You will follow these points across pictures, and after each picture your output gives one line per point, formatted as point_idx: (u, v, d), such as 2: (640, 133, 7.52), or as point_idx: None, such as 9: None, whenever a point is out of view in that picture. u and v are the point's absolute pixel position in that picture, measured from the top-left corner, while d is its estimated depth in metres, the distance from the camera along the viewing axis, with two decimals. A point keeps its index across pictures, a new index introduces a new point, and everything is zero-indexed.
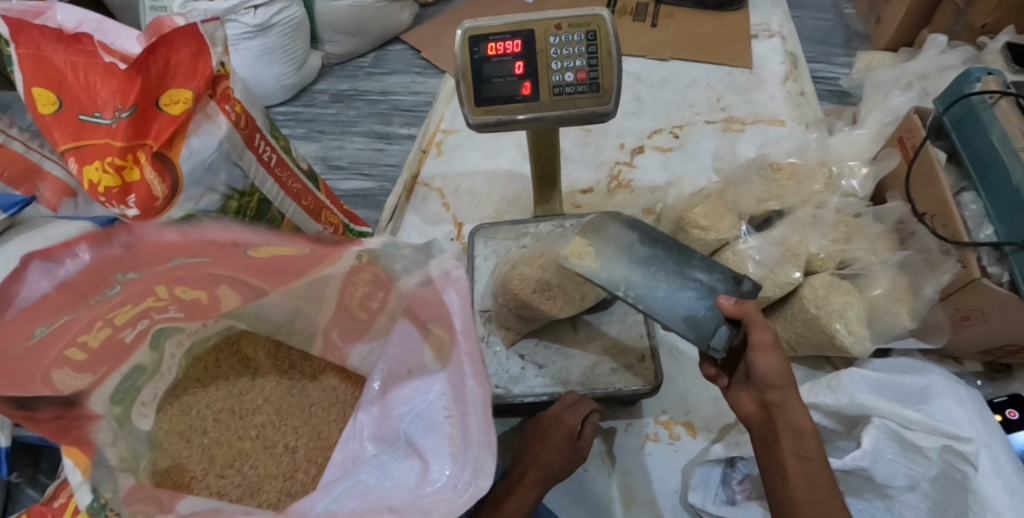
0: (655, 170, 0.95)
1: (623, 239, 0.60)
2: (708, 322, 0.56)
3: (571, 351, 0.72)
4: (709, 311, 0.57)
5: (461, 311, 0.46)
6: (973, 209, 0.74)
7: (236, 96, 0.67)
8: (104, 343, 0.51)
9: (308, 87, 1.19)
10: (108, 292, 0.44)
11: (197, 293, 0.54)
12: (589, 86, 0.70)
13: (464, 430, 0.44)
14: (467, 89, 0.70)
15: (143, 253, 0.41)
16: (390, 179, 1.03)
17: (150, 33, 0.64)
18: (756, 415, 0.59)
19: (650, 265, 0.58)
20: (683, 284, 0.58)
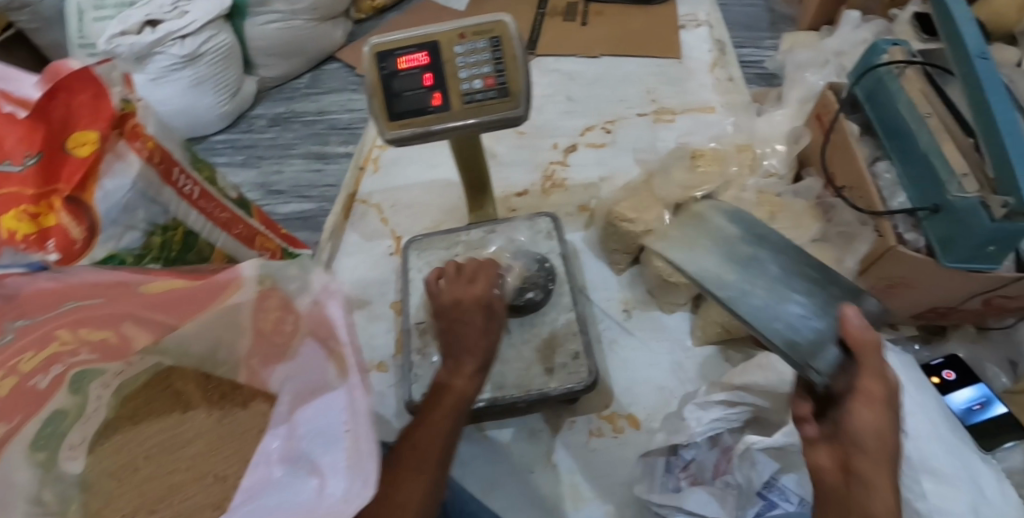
0: (589, 167, 0.96)
1: (724, 232, 0.56)
2: (809, 342, 0.50)
3: (505, 354, 0.73)
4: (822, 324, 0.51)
5: (344, 325, 0.49)
6: (887, 179, 0.76)
7: (150, 132, 0.61)
8: (12, 391, 0.46)
9: (245, 113, 1.19)
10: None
11: (104, 332, 0.52)
12: (497, 92, 0.70)
13: (358, 444, 0.44)
14: (378, 105, 0.71)
15: (29, 300, 0.46)
16: (328, 199, 1.02)
17: (45, 77, 0.55)
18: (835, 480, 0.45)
19: (751, 266, 0.54)
20: (787, 297, 0.53)
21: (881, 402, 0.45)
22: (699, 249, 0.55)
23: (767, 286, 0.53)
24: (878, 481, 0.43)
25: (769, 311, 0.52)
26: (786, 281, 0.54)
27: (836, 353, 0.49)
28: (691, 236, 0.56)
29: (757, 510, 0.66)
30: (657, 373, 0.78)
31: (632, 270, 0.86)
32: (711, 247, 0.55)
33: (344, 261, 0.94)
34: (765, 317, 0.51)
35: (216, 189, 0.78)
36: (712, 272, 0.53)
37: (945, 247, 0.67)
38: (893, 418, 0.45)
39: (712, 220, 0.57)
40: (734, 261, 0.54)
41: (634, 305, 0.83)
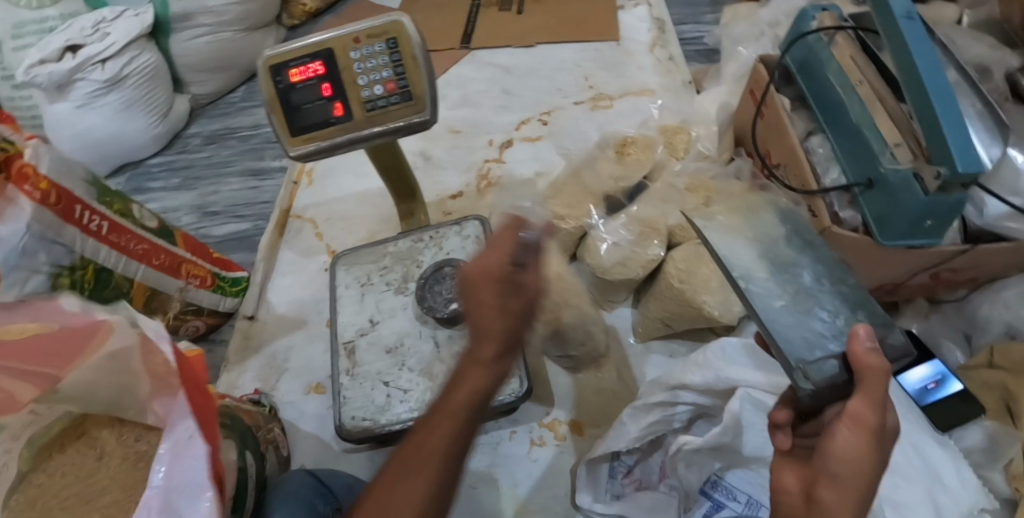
0: (525, 163, 0.92)
1: (771, 229, 0.55)
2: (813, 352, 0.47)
3: (434, 370, 0.69)
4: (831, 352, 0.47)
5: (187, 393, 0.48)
6: (820, 153, 0.72)
7: (42, 171, 0.63)
8: None
9: (181, 133, 1.15)
10: None
11: None
12: (401, 96, 0.67)
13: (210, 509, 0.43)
14: (278, 121, 0.67)
15: None
16: (264, 216, 1.00)
17: None
18: (795, 502, 0.43)
19: (783, 270, 0.52)
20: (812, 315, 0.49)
21: (872, 434, 0.41)
22: (737, 236, 0.55)
23: (795, 294, 0.50)
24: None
25: (798, 329, 0.48)
26: (812, 303, 0.50)
27: (836, 366, 0.46)
28: (736, 226, 0.55)
29: (703, 512, 0.62)
30: (599, 374, 0.76)
31: (572, 267, 0.82)
32: (753, 242, 0.54)
33: (279, 280, 0.91)
34: (793, 332, 0.48)
35: (131, 221, 0.74)
36: (742, 262, 0.52)
37: (881, 224, 0.64)
38: (879, 461, 0.41)
39: (763, 215, 0.57)
40: (775, 262, 0.53)
41: None
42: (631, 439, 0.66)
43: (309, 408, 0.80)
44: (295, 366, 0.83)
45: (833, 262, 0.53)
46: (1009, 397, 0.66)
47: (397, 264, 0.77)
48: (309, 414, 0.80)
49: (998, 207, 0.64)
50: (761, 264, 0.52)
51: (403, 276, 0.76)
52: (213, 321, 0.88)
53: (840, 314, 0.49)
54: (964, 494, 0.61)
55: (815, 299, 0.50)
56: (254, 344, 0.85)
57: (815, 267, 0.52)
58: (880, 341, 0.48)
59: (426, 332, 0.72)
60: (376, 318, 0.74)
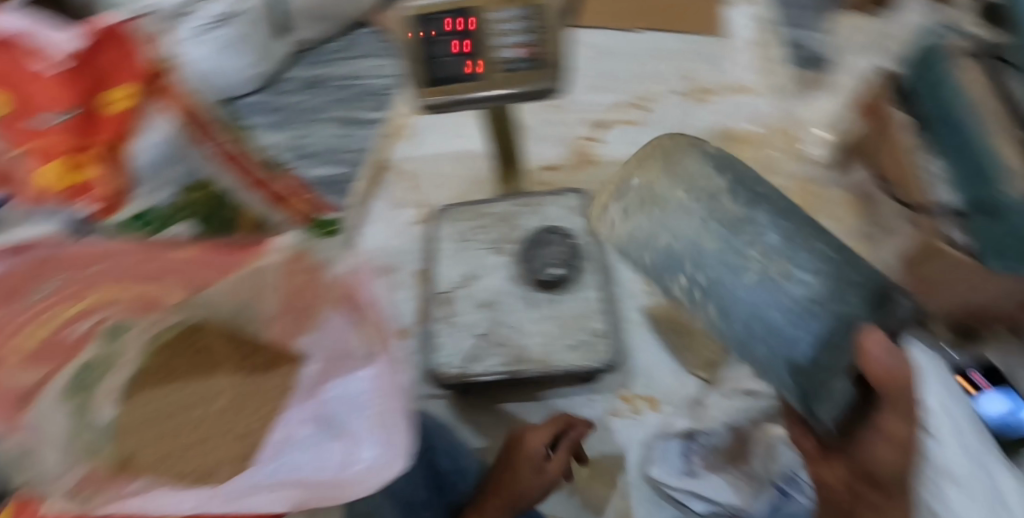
0: (619, 145, 0.95)
1: (701, 175, 0.63)
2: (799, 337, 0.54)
3: (528, 328, 0.73)
4: (817, 330, 0.54)
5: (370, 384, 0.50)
6: (935, 173, 0.71)
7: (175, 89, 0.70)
8: (47, 344, 0.46)
9: (276, 75, 1.16)
10: (39, 292, 0.48)
11: None
12: (532, 63, 0.68)
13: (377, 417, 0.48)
14: (418, 70, 0.71)
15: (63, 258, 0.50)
16: (358, 165, 1.02)
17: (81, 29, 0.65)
18: (843, 491, 0.57)
19: (734, 233, 0.59)
20: (784, 278, 0.57)
21: (905, 442, 0.53)
22: (653, 210, 0.63)
23: (764, 255, 0.58)
24: (887, 506, 0.54)
25: (766, 291, 0.57)
26: (795, 253, 0.58)
27: (851, 387, 0.55)
28: (665, 198, 0.63)
29: (772, 500, 0.67)
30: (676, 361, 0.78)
31: None
32: (696, 209, 0.61)
33: (370, 227, 0.94)
34: (761, 302, 0.57)
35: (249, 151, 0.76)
36: (686, 236, 0.61)
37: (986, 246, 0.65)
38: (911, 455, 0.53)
39: (687, 160, 0.65)
40: (728, 224, 0.60)
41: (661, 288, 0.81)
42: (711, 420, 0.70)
43: None
44: None
45: (791, 227, 0.60)
46: None
47: (496, 226, 0.80)
48: None
49: None
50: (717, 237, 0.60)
51: (502, 237, 0.79)
52: None
53: (820, 274, 0.56)
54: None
55: (790, 258, 0.57)
56: None
57: (775, 230, 0.59)
58: (856, 317, 0.55)
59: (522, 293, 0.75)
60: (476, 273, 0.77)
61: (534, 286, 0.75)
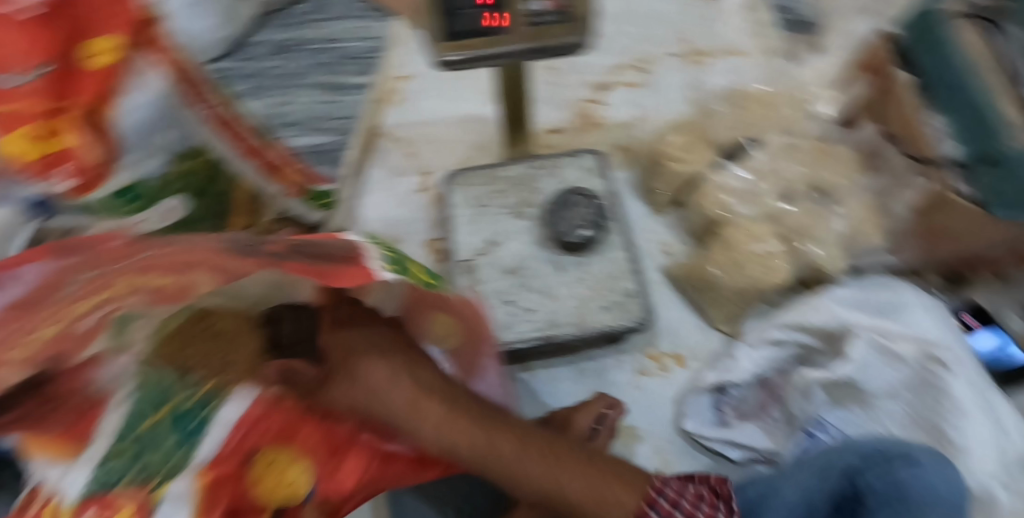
0: (624, 107, 0.93)
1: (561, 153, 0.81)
2: (575, 227, 0.72)
3: (557, 291, 0.71)
4: (570, 228, 0.72)
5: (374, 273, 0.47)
6: (938, 129, 0.75)
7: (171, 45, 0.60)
8: None
9: (243, 39, 1.07)
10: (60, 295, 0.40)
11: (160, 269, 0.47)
12: (560, 16, 0.66)
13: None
14: (434, 23, 0.66)
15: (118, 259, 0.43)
16: (345, 131, 0.94)
17: None
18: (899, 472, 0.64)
19: (541, 170, 0.79)
20: (559, 203, 0.74)
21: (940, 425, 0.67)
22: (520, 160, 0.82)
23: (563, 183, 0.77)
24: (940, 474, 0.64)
25: (558, 213, 0.73)
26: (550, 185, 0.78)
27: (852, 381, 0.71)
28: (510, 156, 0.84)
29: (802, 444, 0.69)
30: (697, 318, 0.78)
31: (674, 213, 0.83)
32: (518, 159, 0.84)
33: (370, 198, 0.89)
34: (550, 221, 0.73)
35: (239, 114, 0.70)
36: (524, 178, 0.79)
37: (994, 195, 0.71)
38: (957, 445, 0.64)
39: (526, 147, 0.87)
40: (541, 166, 0.79)
41: (677, 248, 0.82)
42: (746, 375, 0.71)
43: None
44: None
45: (596, 162, 0.79)
46: None
47: (513, 190, 0.78)
48: None
49: None
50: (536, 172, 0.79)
51: (520, 201, 0.77)
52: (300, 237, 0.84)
53: (573, 193, 0.74)
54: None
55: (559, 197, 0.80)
56: None
57: (575, 166, 0.79)
58: (574, 230, 0.72)
59: (547, 258, 0.73)
60: (495, 239, 0.75)
61: (559, 249, 0.73)
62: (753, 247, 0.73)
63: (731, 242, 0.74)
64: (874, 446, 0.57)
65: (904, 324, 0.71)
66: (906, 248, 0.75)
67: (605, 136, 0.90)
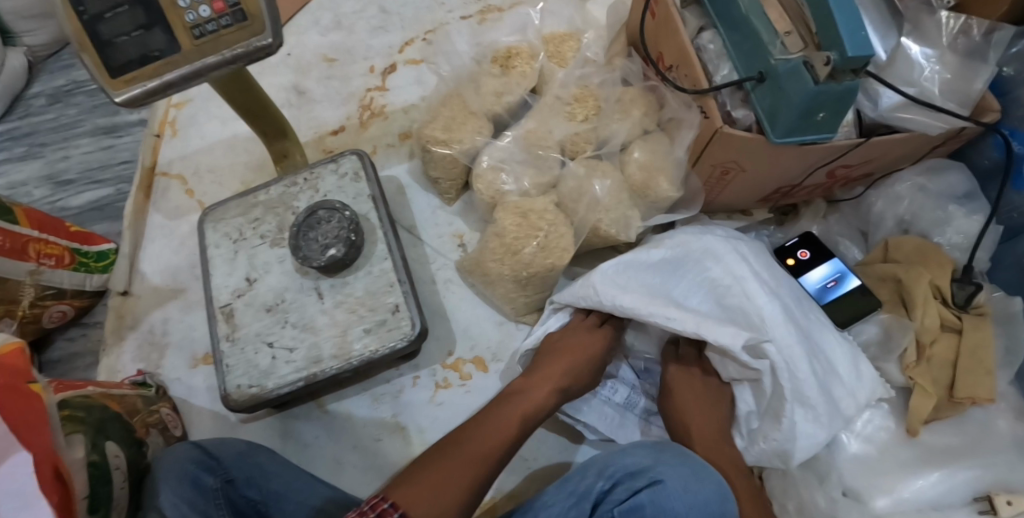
0: (409, 88, 0.84)
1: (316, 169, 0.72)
2: (328, 244, 0.64)
3: (317, 322, 0.65)
4: (322, 247, 0.64)
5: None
6: (712, 50, 0.66)
7: None
8: None
9: (21, 94, 0.98)
10: None
11: None
12: (233, 16, 0.58)
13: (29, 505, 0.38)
14: (91, 60, 0.57)
15: None
16: (125, 179, 0.88)
17: None
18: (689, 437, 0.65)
19: (296, 186, 0.71)
20: (309, 221, 0.66)
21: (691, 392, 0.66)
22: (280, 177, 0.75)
23: (319, 195, 0.70)
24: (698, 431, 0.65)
25: (307, 234, 0.65)
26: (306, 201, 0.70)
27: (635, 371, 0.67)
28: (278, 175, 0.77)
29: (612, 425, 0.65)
30: (494, 311, 0.71)
31: (465, 198, 0.76)
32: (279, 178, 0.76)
33: (149, 248, 0.81)
34: (300, 243, 0.65)
35: None
36: (280, 199, 0.71)
37: (771, 120, 0.59)
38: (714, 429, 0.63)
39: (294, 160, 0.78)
40: (296, 181, 0.71)
41: (470, 237, 0.74)
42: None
43: (198, 382, 0.74)
44: (177, 338, 0.76)
45: (355, 164, 0.71)
46: (902, 291, 0.64)
47: (270, 215, 0.70)
48: (198, 388, 0.74)
49: (892, 99, 0.60)
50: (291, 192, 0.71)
51: (278, 227, 0.70)
52: (78, 303, 0.78)
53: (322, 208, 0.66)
54: (861, 387, 0.62)
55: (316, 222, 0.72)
56: (129, 322, 0.77)
57: (333, 174, 0.71)
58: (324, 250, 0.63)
59: (308, 285, 0.66)
60: (252, 276, 0.68)
61: (316, 273, 0.66)
62: (527, 229, 0.65)
63: (501, 228, 0.65)
64: (629, 456, 0.48)
65: (709, 279, 0.64)
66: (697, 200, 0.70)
67: (389, 126, 0.82)
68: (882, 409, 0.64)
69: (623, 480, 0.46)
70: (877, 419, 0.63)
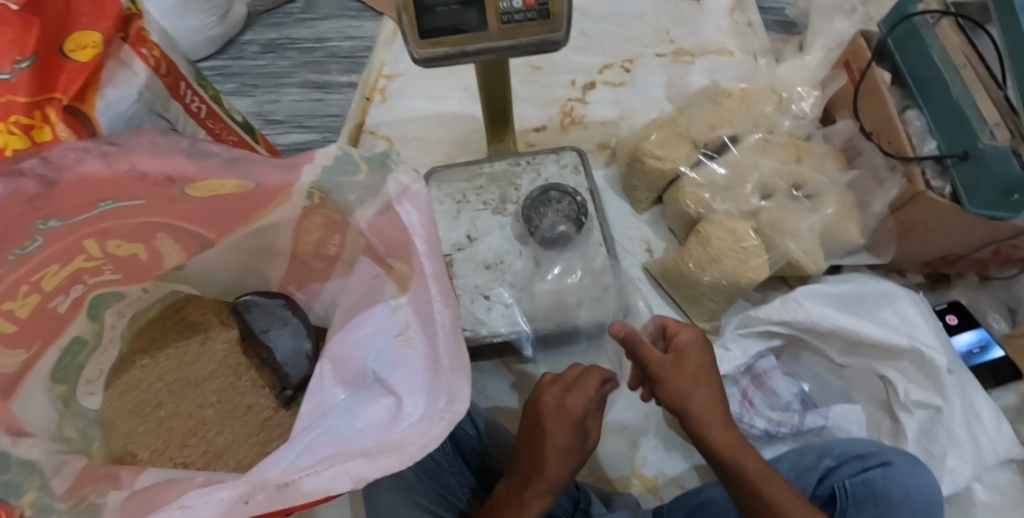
0: (607, 105, 0.95)
1: (537, 155, 0.79)
2: (554, 220, 0.72)
3: (534, 287, 0.71)
4: (554, 220, 0.72)
5: (425, 233, 0.41)
6: (917, 126, 0.75)
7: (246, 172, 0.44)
8: (34, 311, 0.44)
9: (234, 38, 1.08)
10: (28, 246, 0.39)
11: (135, 248, 0.48)
12: (538, 13, 0.66)
13: (434, 358, 0.40)
14: (409, 20, 0.65)
15: (64, 193, 0.38)
16: (331, 130, 0.98)
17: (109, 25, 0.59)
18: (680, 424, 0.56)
19: (518, 163, 0.78)
20: (542, 197, 0.74)
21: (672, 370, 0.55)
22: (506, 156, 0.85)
23: (540, 178, 0.77)
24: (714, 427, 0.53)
25: (539, 209, 0.73)
26: (526, 181, 0.77)
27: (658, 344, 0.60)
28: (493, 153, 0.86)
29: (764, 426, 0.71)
30: (674, 311, 0.80)
31: (654, 209, 0.85)
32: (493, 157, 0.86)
33: None
34: (533, 214, 0.72)
35: (224, 110, 0.73)
36: (503, 172, 0.78)
37: (969, 193, 0.67)
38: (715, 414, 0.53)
39: (504, 147, 0.87)
40: (517, 161, 0.79)
41: (657, 245, 0.83)
42: (738, 363, 0.73)
43: None
44: None
45: (574, 159, 0.79)
46: None
47: (493, 186, 0.77)
48: None
49: None
50: (509, 168, 0.78)
51: (500, 197, 0.76)
52: None
53: (551, 189, 0.74)
54: (1001, 441, 0.68)
55: None
56: None
57: (555, 162, 0.78)
58: (552, 228, 0.71)
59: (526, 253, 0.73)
60: (474, 234, 0.73)
61: (537, 245, 0.72)
62: (732, 244, 0.72)
63: (707, 238, 0.73)
64: (848, 448, 0.61)
65: (885, 323, 0.72)
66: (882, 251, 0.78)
67: (588, 135, 0.92)
68: (1016, 467, 0.71)
69: (849, 461, 0.59)
70: (1010, 474, 0.71)
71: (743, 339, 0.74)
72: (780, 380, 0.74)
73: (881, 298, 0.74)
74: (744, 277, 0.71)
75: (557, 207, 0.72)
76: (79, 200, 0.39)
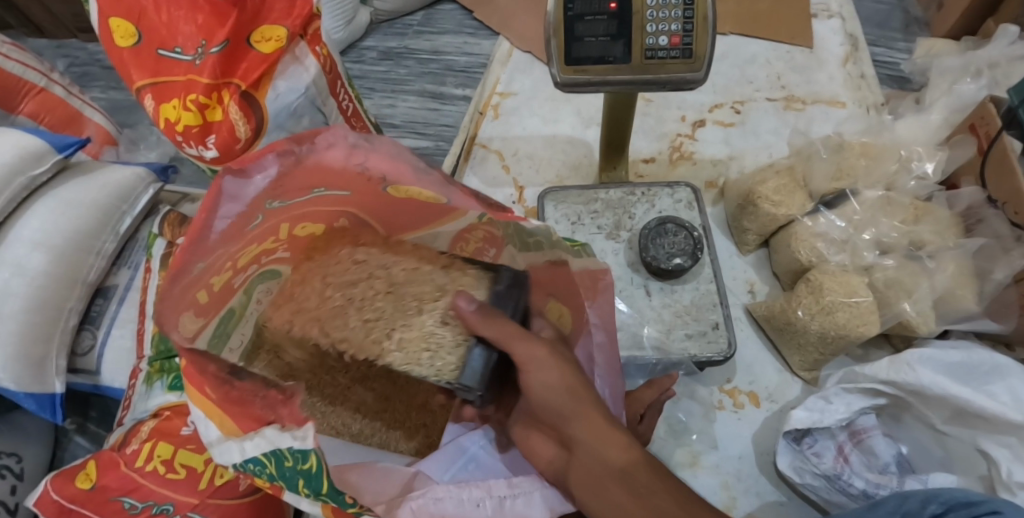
0: (716, 144, 0.96)
1: (654, 189, 0.80)
2: (670, 252, 0.73)
3: (641, 313, 0.73)
4: (671, 252, 0.73)
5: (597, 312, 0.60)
6: None
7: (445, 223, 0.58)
8: (222, 287, 0.49)
9: (355, 43, 1.14)
10: (254, 222, 0.47)
11: (311, 229, 0.57)
12: (682, 52, 0.68)
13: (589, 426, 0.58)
14: (557, 47, 0.69)
15: (304, 172, 0.47)
16: (444, 139, 1.03)
17: (289, 21, 0.63)
18: None
19: (636, 191, 0.80)
20: (661, 228, 0.75)
21: None
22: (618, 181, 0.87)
23: (658, 210, 0.79)
24: None
25: (655, 240, 0.74)
26: (643, 211, 0.79)
27: None
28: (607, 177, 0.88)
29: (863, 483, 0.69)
30: (773, 357, 0.80)
31: (759, 252, 0.86)
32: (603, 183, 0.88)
33: None
34: (650, 244, 0.74)
35: (364, 109, 0.78)
36: (619, 200, 0.80)
37: None
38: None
39: (617, 174, 0.88)
40: (633, 191, 0.80)
41: (760, 288, 0.84)
42: (840, 418, 0.72)
43: None
44: None
45: (691, 195, 0.80)
46: None
47: (609, 211, 0.79)
48: None
49: None
50: (626, 197, 0.80)
51: (614, 223, 0.78)
52: None
53: (670, 221, 0.75)
54: None
55: None
56: None
57: (672, 196, 0.80)
58: (668, 261, 0.72)
59: (637, 281, 0.75)
60: None
61: (649, 273, 0.74)
62: (844, 297, 0.72)
63: (820, 287, 0.73)
64: (956, 496, 0.61)
65: (997, 400, 0.69)
66: (1006, 320, 0.74)
67: (696, 171, 0.93)
68: None
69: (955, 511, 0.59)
70: None
71: (846, 394, 0.73)
72: (880, 441, 0.73)
73: (1002, 371, 0.71)
74: (857, 333, 0.71)
75: (677, 242, 0.73)
76: (299, 187, 0.48)
